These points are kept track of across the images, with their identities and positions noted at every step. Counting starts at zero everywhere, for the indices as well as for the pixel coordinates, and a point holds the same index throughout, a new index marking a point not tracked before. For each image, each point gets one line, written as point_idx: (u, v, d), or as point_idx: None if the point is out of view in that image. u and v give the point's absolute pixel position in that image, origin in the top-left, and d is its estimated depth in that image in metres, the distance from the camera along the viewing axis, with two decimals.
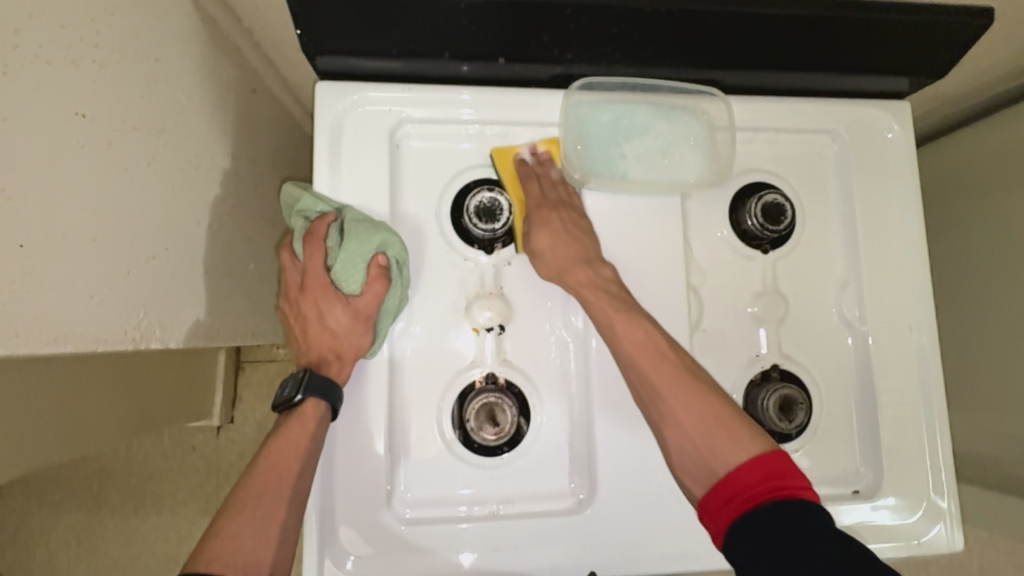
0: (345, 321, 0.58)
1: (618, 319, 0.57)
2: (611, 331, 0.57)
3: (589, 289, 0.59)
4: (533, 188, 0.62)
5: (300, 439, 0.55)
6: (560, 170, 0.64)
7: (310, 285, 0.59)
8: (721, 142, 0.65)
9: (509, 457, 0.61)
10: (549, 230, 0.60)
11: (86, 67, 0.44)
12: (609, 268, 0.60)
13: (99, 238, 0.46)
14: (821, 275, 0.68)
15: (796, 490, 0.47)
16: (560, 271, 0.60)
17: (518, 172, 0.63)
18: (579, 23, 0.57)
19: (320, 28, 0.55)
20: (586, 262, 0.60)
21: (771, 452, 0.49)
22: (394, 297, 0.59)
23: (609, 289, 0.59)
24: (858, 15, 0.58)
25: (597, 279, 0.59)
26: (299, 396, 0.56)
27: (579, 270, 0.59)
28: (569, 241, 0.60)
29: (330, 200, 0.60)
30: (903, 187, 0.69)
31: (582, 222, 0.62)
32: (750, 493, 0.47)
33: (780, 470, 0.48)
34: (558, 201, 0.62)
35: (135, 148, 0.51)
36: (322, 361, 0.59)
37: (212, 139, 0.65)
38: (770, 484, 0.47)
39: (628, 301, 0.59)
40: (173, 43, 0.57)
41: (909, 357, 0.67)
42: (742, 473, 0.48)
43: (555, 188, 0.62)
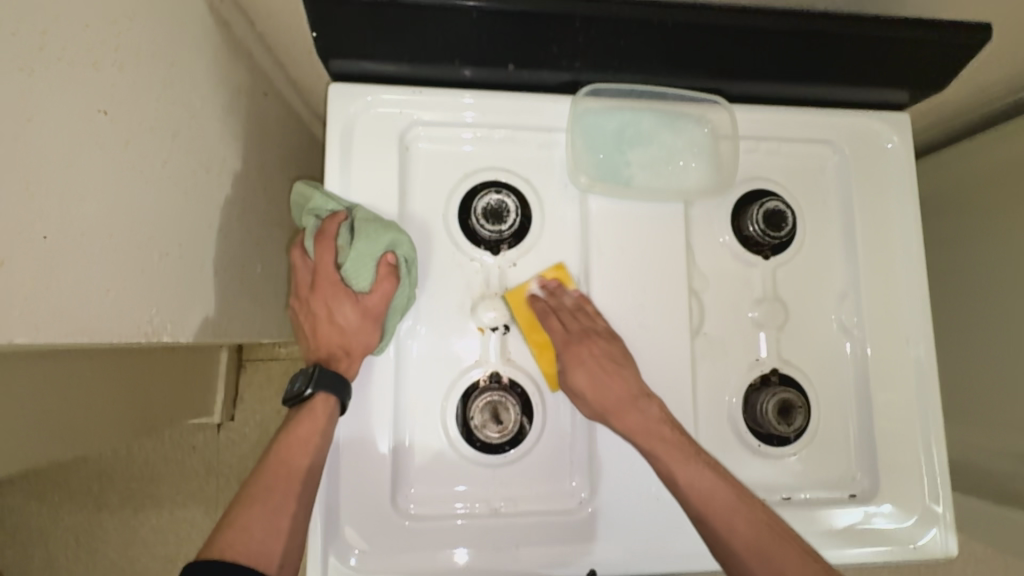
0: (354, 319, 0.59)
1: (687, 473, 0.56)
2: (675, 486, 0.57)
3: (647, 438, 0.58)
4: (557, 329, 0.61)
5: (310, 436, 0.56)
6: (574, 296, 0.63)
7: (320, 284, 0.60)
8: (724, 149, 0.67)
9: (513, 456, 0.62)
10: (586, 368, 0.60)
11: (108, 66, 0.46)
12: (659, 404, 0.60)
13: (117, 232, 0.47)
14: (820, 283, 0.70)
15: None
16: (614, 414, 0.59)
17: (534, 312, 0.63)
18: (587, 36, 0.59)
19: (335, 32, 0.57)
20: (637, 400, 0.59)
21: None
22: (403, 295, 0.60)
23: (664, 431, 0.58)
24: (858, 30, 0.60)
25: (649, 420, 0.59)
26: (310, 390, 0.57)
27: (633, 410, 0.59)
28: (615, 379, 0.60)
29: (341, 199, 0.61)
30: (901, 198, 0.70)
31: (614, 347, 0.61)
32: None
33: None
34: (586, 332, 0.61)
35: (153, 146, 0.52)
36: (331, 358, 0.60)
37: (224, 139, 0.66)
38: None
39: (690, 442, 0.58)
40: (190, 45, 0.58)
41: (906, 365, 0.68)
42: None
43: (574, 319, 0.62)
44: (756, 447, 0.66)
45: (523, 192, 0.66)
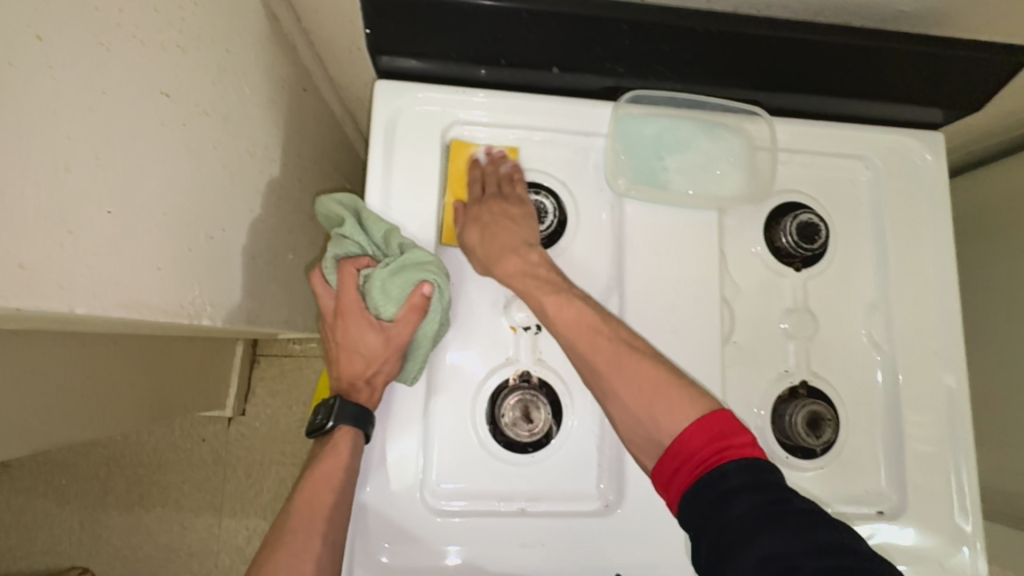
0: (376, 349, 0.60)
1: (550, 301, 0.58)
2: (544, 314, 0.58)
3: (520, 279, 0.59)
4: (473, 190, 0.63)
5: (334, 471, 0.57)
6: (511, 166, 0.64)
7: (346, 311, 0.61)
8: (762, 161, 0.68)
9: (542, 455, 0.62)
10: (478, 225, 0.61)
11: (173, 50, 0.47)
12: (541, 252, 0.61)
13: (170, 212, 0.48)
14: (851, 296, 0.70)
15: (741, 446, 0.47)
16: (494, 262, 0.60)
17: (467, 169, 0.65)
18: (634, 39, 0.60)
19: (389, 27, 0.58)
20: (519, 249, 0.60)
21: (713, 413, 0.49)
22: (431, 323, 0.60)
23: (538, 275, 0.59)
24: (896, 47, 0.61)
25: (527, 267, 0.59)
26: (331, 423, 0.58)
27: (511, 257, 0.60)
28: (502, 225, 0.61)
29: (374, 219, 0.60)
30: (934, 215, 0.71)
31: (515, 209, 0.62)
32: (699, 459, 0.47)
33: (724, 427, 0.48)
34: (496, 195, 0.62)
35: (206, 130, 0.53)
36: (353, 386, 0.61)
37: (267, 130, 0.68)
38: (716, 445, 0.47)
39: (562, 285, 0.59)
40: (243, 36, 0.60)
41: (936, 381, 0.68)
42: (688, 439, 0.48)
43: (496, 185, 0.63)
44: (784, 458, 0.66)
45: (560, 194, 0.67)
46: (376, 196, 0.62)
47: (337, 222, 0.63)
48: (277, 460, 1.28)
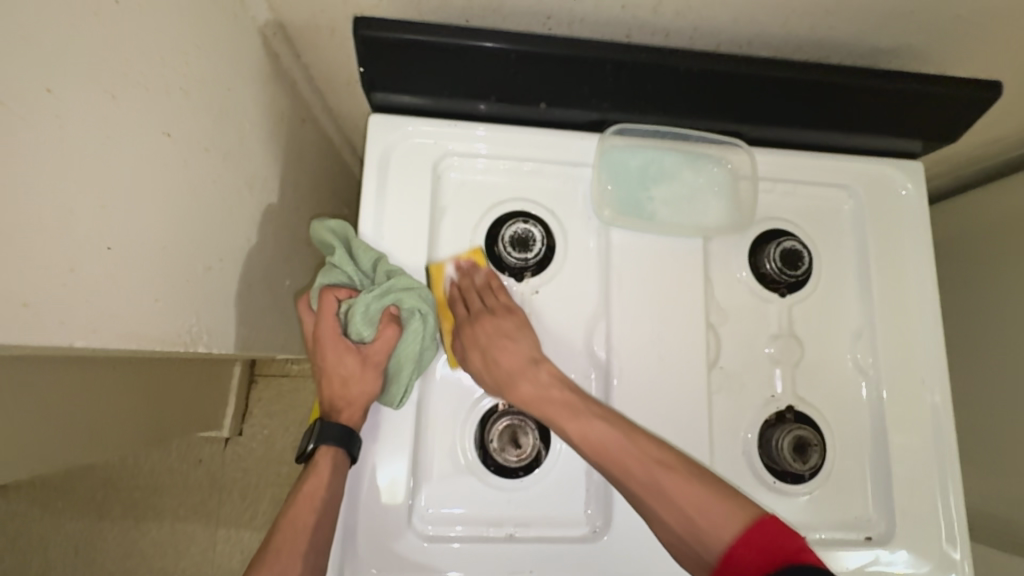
0: (356, 369, 0.60)
1: (573, 426, 0.57)
2: (569, 440, 0.57)
3: (534, 401, 0.59)
4: (458, 310, 0.63)
5: (316, 492, 0.57)
6: (485, 274, 0.65)
7: (325, 336, 0.60)
8: (745, 190, 0.70)
9: (530, 480, 0.63)
10: (479, 348, 0.61)
11: (177, 92, 0.49)
12: (518, 322, 0.62)
13: (170, 245, 0.50)
14: (835, 322, 0.71)
15: (793, 553, 0.46)
16: (507, 387, 0.60)
17: (447, 295, 0.64)
18: (619, 78, 0.63)
19: (382, 67, 0.61)
20: (529, 366, 0.60)
21: (764, 521, 0.49)
22: (412, 346, 0.60)
23: (553, 393, 0.59)
24: (865, 82, 0.65)
25: (540, 386, 0.59)
26: (313, 444, 0.58)
27: (522, 379, 0.60)
28: (507, 347, 0.61)
29: (363, 247, 0.62)
30: (915, 242, 0.72)
31: (509, 319, 0.62)
32: (752, 571, 0.47)
33: (773, 533, 0.48)
34: (485, 308, 0.62)
35: (207, 166, 0.55)
36: (332, 409, 0.60)
37: (266, 162, 0.70)
38: (768, 558, 0.47)
39: (578, 398, 0.59)
40: (243, 74, 0.62)
41: (921, 405, 0.69)
42: (739, 555, 0.49)
43: (478, 297, 0.63)
44: (771, 483, 0.66)
45: (548, 223, 0.68)
46: (368, 226, 0.64)
47: (327, 250, 0.65)
48: (273, 482, 1.28)
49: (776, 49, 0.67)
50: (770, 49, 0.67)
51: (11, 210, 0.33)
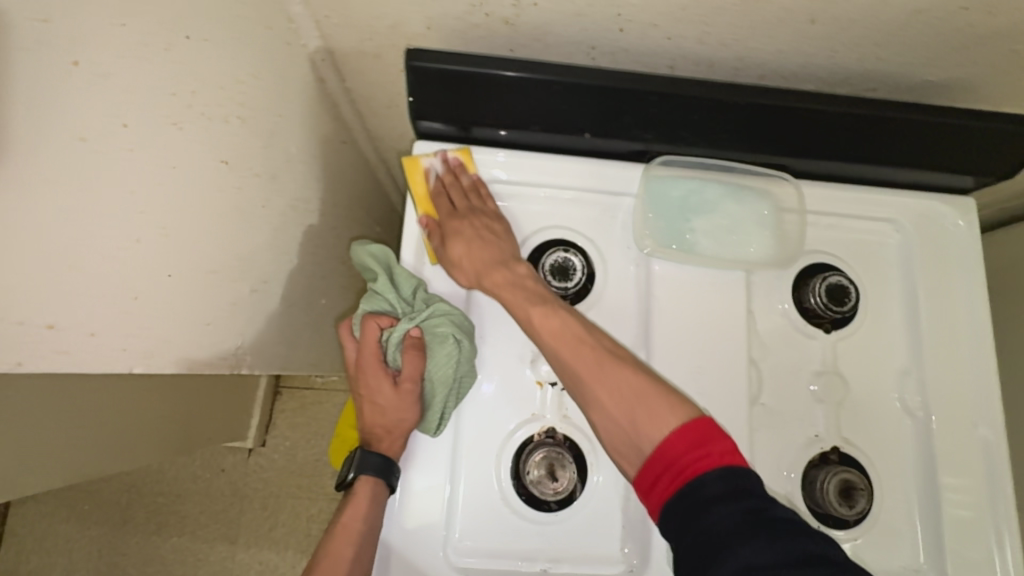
0: (396, 399, 0.61)
1: (534, 316, 0.59)
2: (536, 335, 0.59)
3: (505, 292, 0.61)
4: (439, 203, 0.64)
5: (354, 522, 0.58)
6: (471, 177, 0.66)
7: (366, 364, 0.62)
8: (790, 224, 0.68)
9: (566, 514, 0.62)
10: (462, 240, 0.62)
11: (234, 121, 0.50)
12: (527, 266, 0.63)
13: (220, 270, 0.51)
14: (882, 360, 0.69)
15: (720, 455, 0.49)
16: (478, 276, 0.62)
17: (426, 186, 0.66)
18: (664, 109, 0.63)
19: (431, 96, 0.62)
20: (505, 262, 0.62)
21: (692, 420, 0.52)
22: (446, 373, 0.60)
23: (527, 286, 0.61)
24: (917, 117, 0.63)
25: (513, 279, 0.61)
26: (353, 474, 0.60)
27: (499, 270, 0.62)
28: (488, 243, 0.62)
29: (404, 275, 0.63)
30: (965, 281, 0.70)
31: (496, 225, 0.64)
32: (681, 464, 0.50)
33: (703, 434, 0.50)
34: (467, 208, 0.64)
35: (257, 191, 0.56)
36: (375, 436, 0.62)
37: (308, 184, 0.71)
38: (698, 452, 0.49)
39: (548, 297, 0.61)
40: (292, 100, 0.64)
41: (974, 451, 0.66)
42: (670, 446, 0.51)
43: (459, 194, 0.65)
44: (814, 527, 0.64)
45: (588, 252, 0.68)
46: (409, 253, 0.65)
47: (368, 274, 0.65)
48: (295, 494, 1.29)
49: (824, 82, 0.66)
50: (817, 82, 0.66)
51: (84, 244, 0.34)
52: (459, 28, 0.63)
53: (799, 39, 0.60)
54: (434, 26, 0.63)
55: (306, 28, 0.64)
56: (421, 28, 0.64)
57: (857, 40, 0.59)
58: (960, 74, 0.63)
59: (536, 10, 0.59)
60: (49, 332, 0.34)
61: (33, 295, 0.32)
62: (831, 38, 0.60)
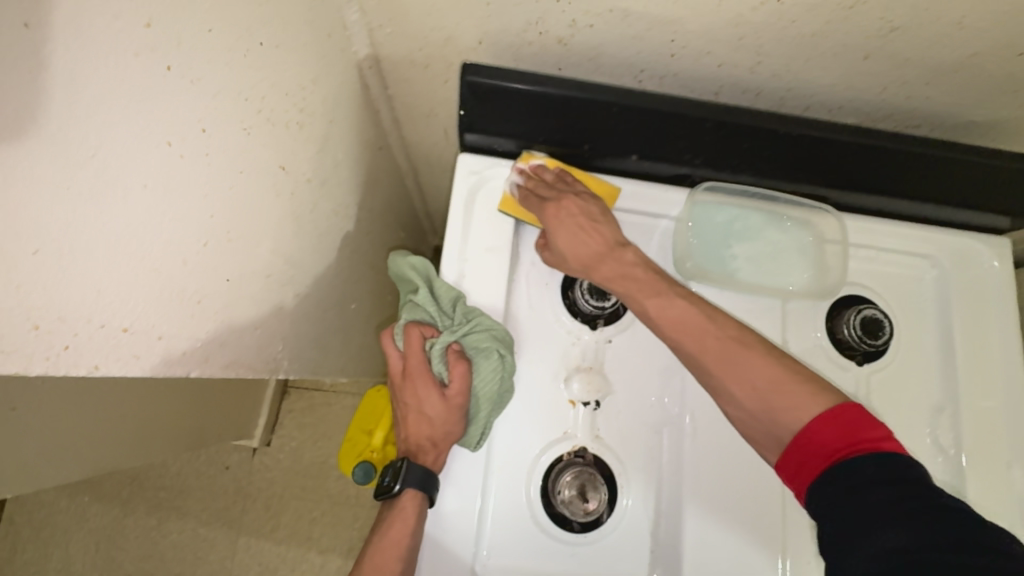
0: (439, 410, 0.60)
1: (652, 303, 0.59)
2: (650, 319, 0.59)
3: (619, 282, 0.61)
4: (535, 205, 0.64)
5: (401, 538, 0.57)
6: (554, 172, 0.66)
7: (410, 374, 0.61)
8: (831, 255, 0.68)
9: (595, 535, 0.61)
10: (569, 233, 0.62)
11: (293, 127, 0.50)
12: (635, 250, 0.62)
13: (271, 274, 0.50)
14: (916, 396, 0.68)
15: (873, 442, 0.45)
16: (591, 268, 0.62)
17: (519, 197, 0.65)
18: (715, 136, 0.63)
19: (483, 111, 0.62)
20: (613, 249, 0.62)
21: (840, 406, 0.47)
22: (493, 387, 0.60)
23: (637, 272, 0.61)
24: (965, 157, 0.64)
25: (625, 266, 0.61)
26: (398, 487, 0.58)
27: (609, 259, 0.61)
28: (592, 232, 0.62)
29: (444, 287, 0.62)
30: (999, 320, 0.70)
31: (595, 210, 0.63)
32: (830, 451, 0.46)
33: (856, 420, 0.46)
34: (568, 200, 0.63)
35: (307, 196, 0.56)
36: (419, 449, 0.60)
37: (349, 190, 0.71)
38: (850, 439, 0.45)
39: (659, 279, 0.60)
40: (342, 106, 0.64)
41: (1006, 493, 0.66)
42: (818, 432, 0.47)
43: (552, 191, 0.64)
44: None
45: None
46: (449, 269, 0.65)
47: (408, 284, 0.65)
48: (299, 496, 1.27)
49: (869, 116, 0.67)
50: (860, 116, 0.67)
51: (161, 247, 0.34)
52: (511, 44, 0.64)
53: (849, 74, 0.61)
54: (487, 41, 0.64)
55: (359, 36, 0.64)
56: (474, 42, 0.64)
57: (907, 78, 0.60)
58: (1004, 116, 0.64)
59: (592, 31, 0.60)
60: (124, 336, 0.33)
61: (112, 298, 0.31)
62: (881, 75, 0.60)
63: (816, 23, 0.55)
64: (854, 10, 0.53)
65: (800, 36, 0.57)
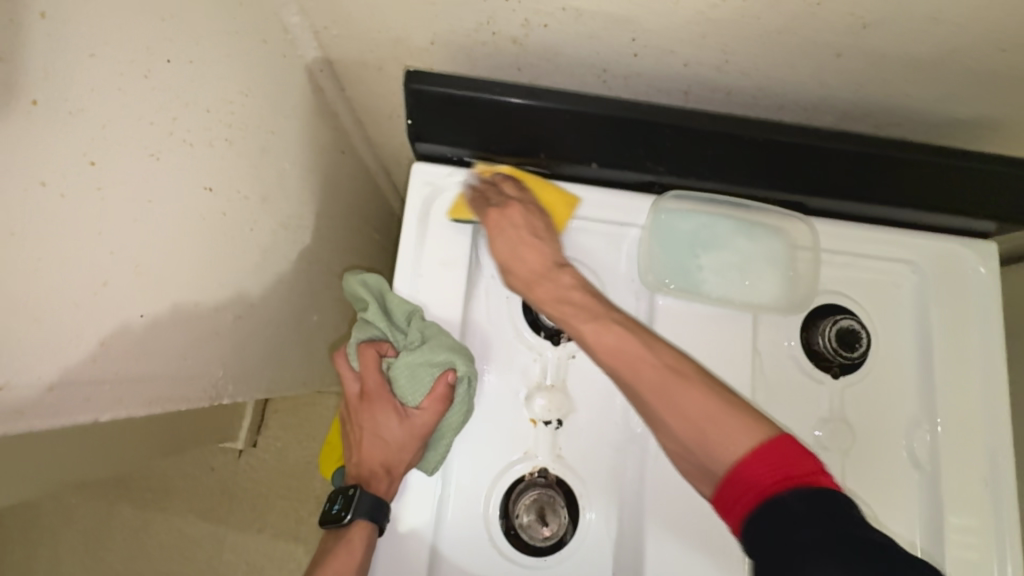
0: (397, 436, 0.58)
1: (586, 329, 0.54)
2: (582, 343, 0.55)
3: (552, 304, 0.57)
4: (478, 208, 0.61)
5: (345, 570, 0.55)
6: (507, 180, 0.62)
7: (367, 396, 0.59)
8: (802, 263, 0.66)
9: (554, 559, 0.60)
10: (505, 242, 0.59)
11: (220, 144, 0.47)
12: (572, 272, 0.58)
13: (201, 300, 0.48)
14: (892, 407, 0.66)
15: (806, 477, 0.42)
16: (526, 285, 0.58)
17: (466, 199, 0.62)
18: (677, 143, 0.60)
19: (431, 119, 0.60)
20: (549, 268, 0.58)
21: (775, 440, 0.44)
22: (455, 413, 0.59)
23: (574, 296, 0.56)
24: (941, 161, 0.60)
25: (559, 287, 0.57)
26: (349, 516, 0.56)
27: (546, 279, 0.57)
28: (531, 247, 0.59)
29: (397, 302, 0.60)
30: (980, 328, 0.67)
31: (538, 224, 0.60)
32: (762, 487, 0.43)
33: (788, 453, 0.43)
34: (509, 207, 0.60)
35: (244, 214, 0.53)
36: (372, 476, 0.58)
37: (304, 199, 0.68)
38: (782, 475, 0.42)
39: (595, 306, 0.55)
40: (288, 113, 0.60)
41: (982, 505, 0.63)
42: (748, 466, 0.44)
43: (496, 198, 0.61)
44: None
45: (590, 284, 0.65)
46: (403, 282, 0.62)
47: (358, 302, 0.62)
48: (284, 496, 1.27)
49: (847, 116, 0.63)
50: (837, 115, 0.63)
51: (45, 291, 0.32)
52: (464, 45, 0.60)
53: (822, 72, 0.57)
54: (438, 42, 0.60)
55: (304, 39, 0.60)
56: (424, 44, 0.60)
57: (883, 76, 0.56)
58: (990, 114, 0.60)
59: (546, 31, 0.56)
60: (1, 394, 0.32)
61: None
62: (855, 73, 0.57)
63: (782, 20, 0.51)
64: (822, 6, 0.49)
65: (768, 34, 0.53)
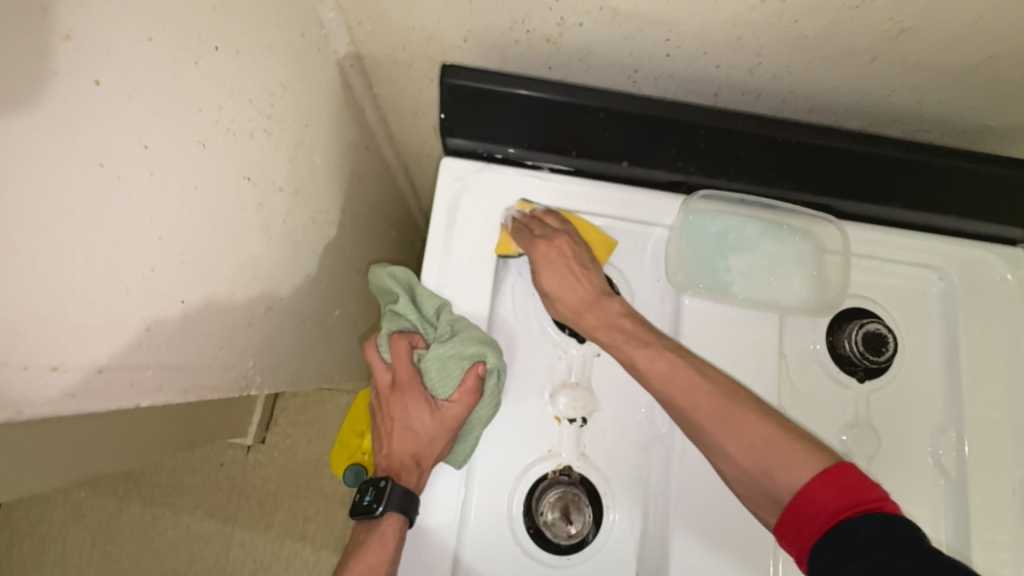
0: (428, 428, 0.58)
1: (640, 354, 0.56)
2: (635, 369, 0.56)
3: (605, 332, 0.58)
4: (522, 240, 0.61)
5: (378, 562, 0.55)
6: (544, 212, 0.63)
7: (400, 388, 0.59)
8: (830, 265, 0.65)
9: (578, 558, 0.60)
10: (553, 272, 0.59)
11: (260, 135, 0.47)
12: (620, 300, 0.59)
13: (237, 290, 0.48)
14: (918, 413, 0.65)
15: (871, 503, 0.44)
16: (576, 315, 0.59)
17: (509, 231, 0.62)
18: (709, 143, 0.61)
19: (464, 113, 0.60)
20: (599, 298, 0.59)
21: (836, 466, 0.46)
22: (484, 406, 0.59)
23: (626, 325, 0.58)
24: (971, 166, 0.61)
25: (612, 316, 0.58)
26: (379, 509, 0.55)
27: (597, 308, 0.58)
28: (580, 278, 0.59)
29: (427, 295, 0.60)
30: (1007, 336, 0.67)
31: (583, 254, 0.60)
32: (830, 513, 0.44)
33: (852, 480, 0.45)
34: (554, 238, 0.60)
35: (278, 206, 0.53)
36: (403, 468, 0.58)
37: (331, 194, 0.68)
38: (849, 499, 0.44)
39: (648, 333, 0.57)
40: (321, 107, 0.61)
41: (1009, 514, 0.63)
42: (815, 492, 0.46)
43: (541, 231, 0.61)
44: None
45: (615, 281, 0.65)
46: (431, 277, 0.62)
47: (388, 295, 0.62)
48: (293, 493, 1.26)
49: (877, 120, 0.63)
50: (867, 120, 0.63)
51: (98, 276, 0.32)
52: (497, 42, 0.60)
53: (856, 76, 0.57)
54: (472, 40, 0.60)
55: (338, 35, 0.60)
56: (457, 41, 0.61)
57: (918, 81, 0.56)
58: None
59: (581, 30, 0.56)
60: (52, 374, 0.31)
61: (34, 337, 0.29)
62: (890, 78, 0.57)
63: (820, 23, 0.51)
64: (862, 10, 0.49)
65: (804, 36, 0.53)
